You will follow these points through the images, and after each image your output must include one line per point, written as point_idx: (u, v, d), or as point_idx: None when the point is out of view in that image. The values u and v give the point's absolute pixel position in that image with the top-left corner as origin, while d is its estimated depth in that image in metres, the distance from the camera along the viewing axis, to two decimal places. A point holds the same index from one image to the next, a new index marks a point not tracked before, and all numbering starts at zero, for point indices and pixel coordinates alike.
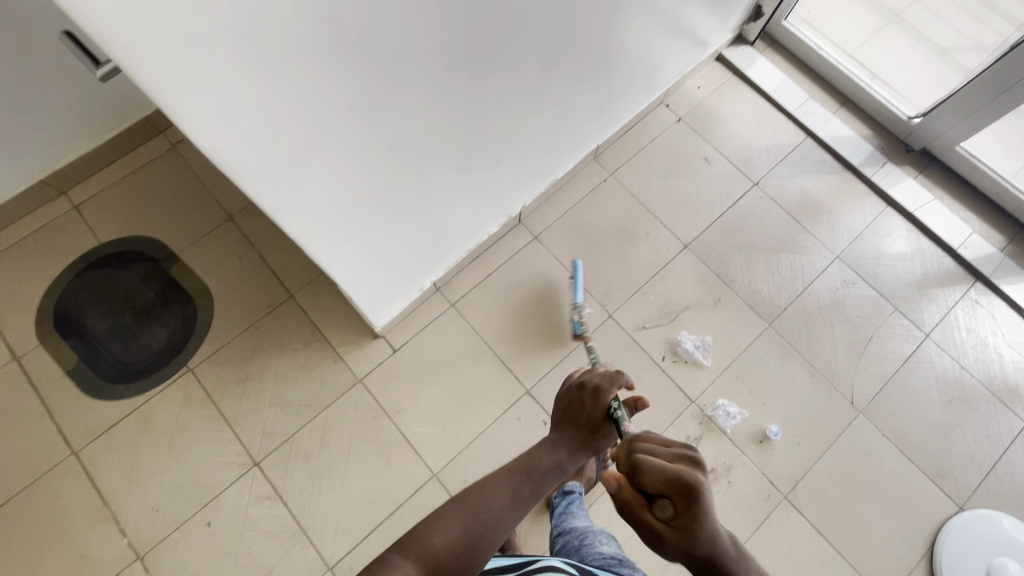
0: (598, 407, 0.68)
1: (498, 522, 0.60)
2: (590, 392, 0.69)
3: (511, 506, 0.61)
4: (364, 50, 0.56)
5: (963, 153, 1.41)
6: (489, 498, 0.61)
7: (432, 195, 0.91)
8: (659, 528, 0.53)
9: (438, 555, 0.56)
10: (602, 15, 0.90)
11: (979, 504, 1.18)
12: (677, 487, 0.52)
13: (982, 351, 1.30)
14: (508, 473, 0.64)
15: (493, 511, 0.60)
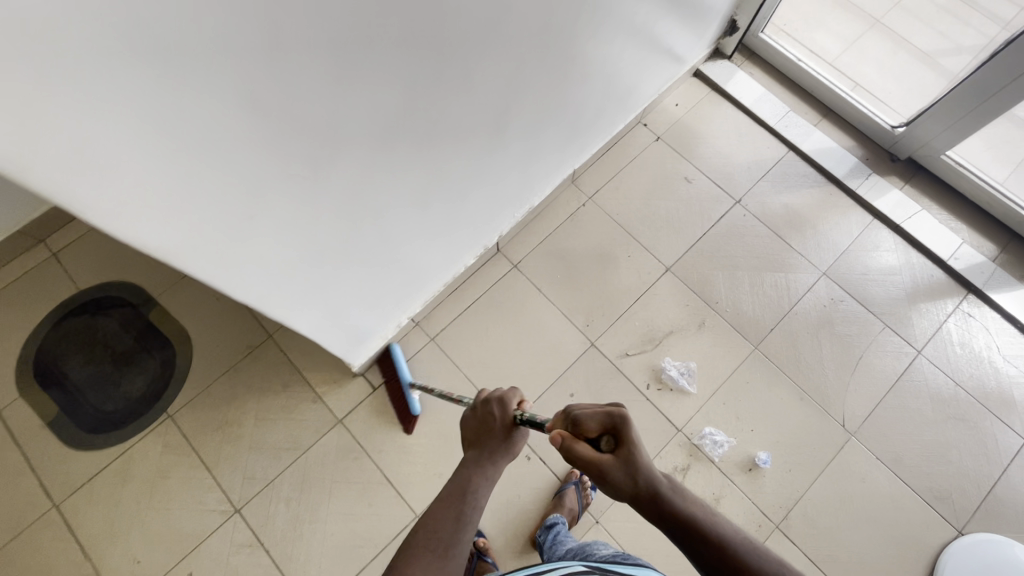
0: (504, 413, 0.69)
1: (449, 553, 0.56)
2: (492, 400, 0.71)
3: (454, 526, 0.58)
4: (291, 119, 0.55)
5: (949, 161, 1.38)
6: (433, 531, 0.58)
7: (393, 240, 0.90)
8: (606, 462, 0.57)
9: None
10: (564, 52, 0.89)
11: (979, 526, 1.15)
12: (610, 418, 0.59)
13: (977, 365, 1.26)
14: (449, 505, 0.60)
15: (440, 541, 0.57)
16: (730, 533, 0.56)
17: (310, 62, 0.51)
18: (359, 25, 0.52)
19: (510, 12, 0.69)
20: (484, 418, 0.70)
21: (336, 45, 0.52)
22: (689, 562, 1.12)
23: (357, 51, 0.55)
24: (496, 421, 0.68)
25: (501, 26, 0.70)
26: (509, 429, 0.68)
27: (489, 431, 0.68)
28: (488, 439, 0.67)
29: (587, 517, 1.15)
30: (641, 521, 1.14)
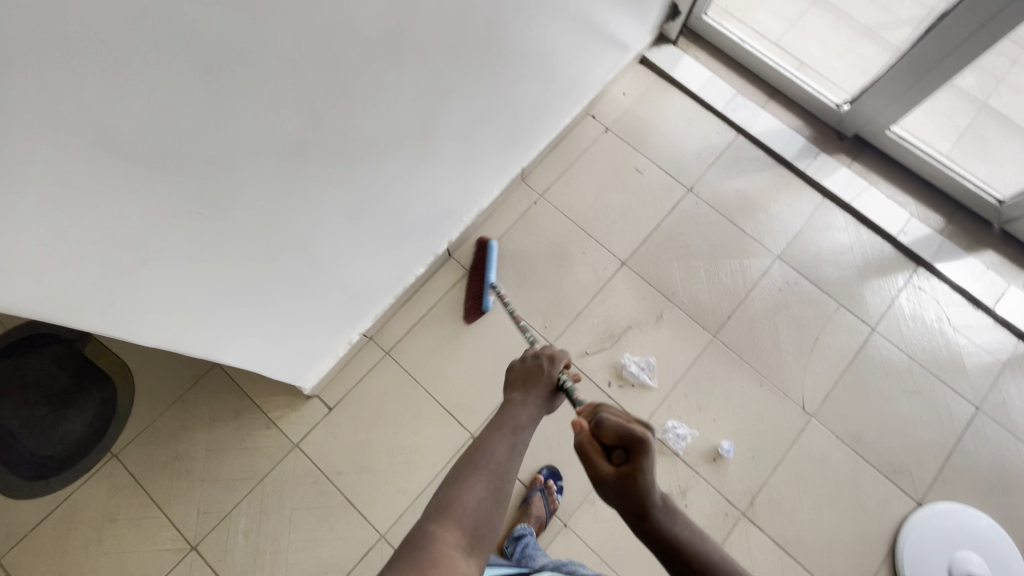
0: (552, 372, 0.75)
1: (508, 471, 0.61)
2: (546, 360, 0.76)
3: (513, 451, 0.63)
4: (173, 152, 0.50)
5: (894, 136, 1.40)
6: (492, 453, 0.62)
7: (326, 261, 0.86)
8: (608, 472, 0.60)
9: (473, 514, 0.55)
10: (489, 53, 0.85)
11: (937, 496, 1.17)
12: (628, 436, 0.59)
13: (929, 337, 1.28)
14: (503, 433, 0.65)
15: (499, 462, 0.61)
16: (715, 561, 0.58)
17: (180, 92, 0.46)
18: (234, 48, 0.48)
19: (416, 16, 0.65)
20: (531, 367, 0.75)
21: (211, 70, 0.48)
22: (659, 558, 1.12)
23: (238, 74, 0.50)
24: (543, 374, 0.74)
25: (410, 32, 0.66)
26: (552, 390, 0.74)
27: (534, 380, 0.74)
28: (532, 386, 0.73)
29: (556, 521, 1.14)
30: (610, 521, 1.14)
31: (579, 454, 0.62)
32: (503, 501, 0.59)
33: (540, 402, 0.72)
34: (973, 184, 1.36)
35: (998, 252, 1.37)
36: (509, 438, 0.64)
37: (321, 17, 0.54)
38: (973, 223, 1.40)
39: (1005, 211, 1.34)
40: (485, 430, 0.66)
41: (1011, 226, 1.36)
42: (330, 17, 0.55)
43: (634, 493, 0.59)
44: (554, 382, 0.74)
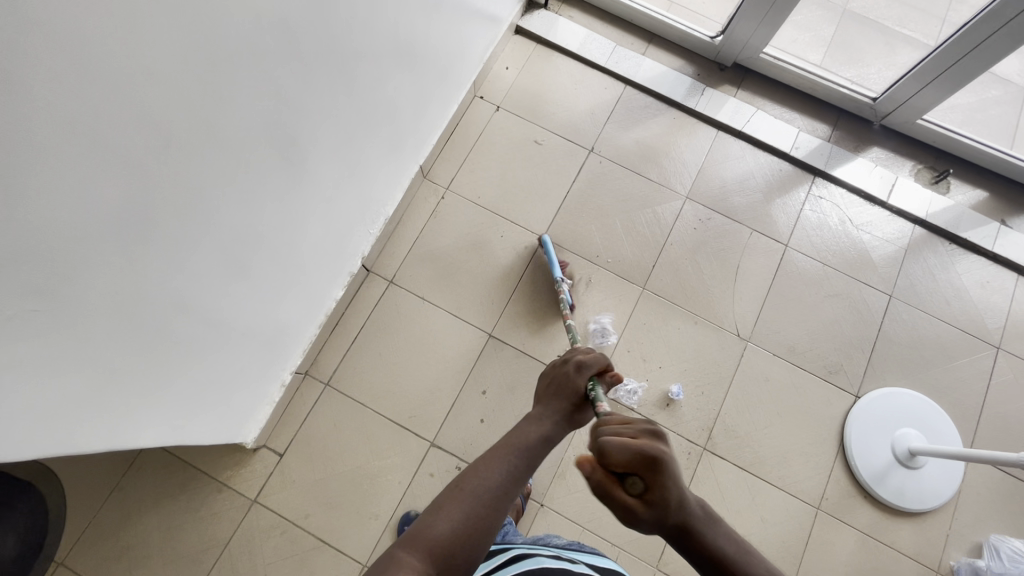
0: (580, 381, 0.68)
1: (498, 503, 0.55)
2: (572, 368, 0.70)
3: (510, 480, 0.57)
4: None
5: (768, 58, 1.44)
6: (483, 477, 0.56)
7: (219, 314, 0.80)
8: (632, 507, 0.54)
9: (448, 543, 0.51)
10: (334, 61, 0.80)
11: (872, 385, 1.25)
12: (637, 459, 0.53)
13: (838, 240, 1.35)
14: (503, 456, 0.59)
15: (492, 494, 0.55)
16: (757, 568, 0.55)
17: None
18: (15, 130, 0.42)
19: (229, 41, 0.60)
20: (562, 376, 0.70)
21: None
22: None
23: (32, 157, 0.44)
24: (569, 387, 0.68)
25: (228, 59, 0.61)
26: (580, 405, 0.68)
27: (563, 392, 0.68)
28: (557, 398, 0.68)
29: (532, 504, 1.15)
30: (582, 490, 1.16)
31: (595, 492, 0.56)
32: (487, 533, 0.53)
33: (557, 426, 0.65)
34: (847, 87, 1.43)
35: (882, 147, 1.45)
36: (509, 464, 0.58)
37: (111, 68, 0.48)
38: (855, 125, 1.47)
39: (879, 108, 1.41)
40: (491, 450, 0.60)
41: (888, 121, 1.44)
42: (122, 65, 0.49)
43: (661, 515, 0.55)
44: (582, 394, 0.68)
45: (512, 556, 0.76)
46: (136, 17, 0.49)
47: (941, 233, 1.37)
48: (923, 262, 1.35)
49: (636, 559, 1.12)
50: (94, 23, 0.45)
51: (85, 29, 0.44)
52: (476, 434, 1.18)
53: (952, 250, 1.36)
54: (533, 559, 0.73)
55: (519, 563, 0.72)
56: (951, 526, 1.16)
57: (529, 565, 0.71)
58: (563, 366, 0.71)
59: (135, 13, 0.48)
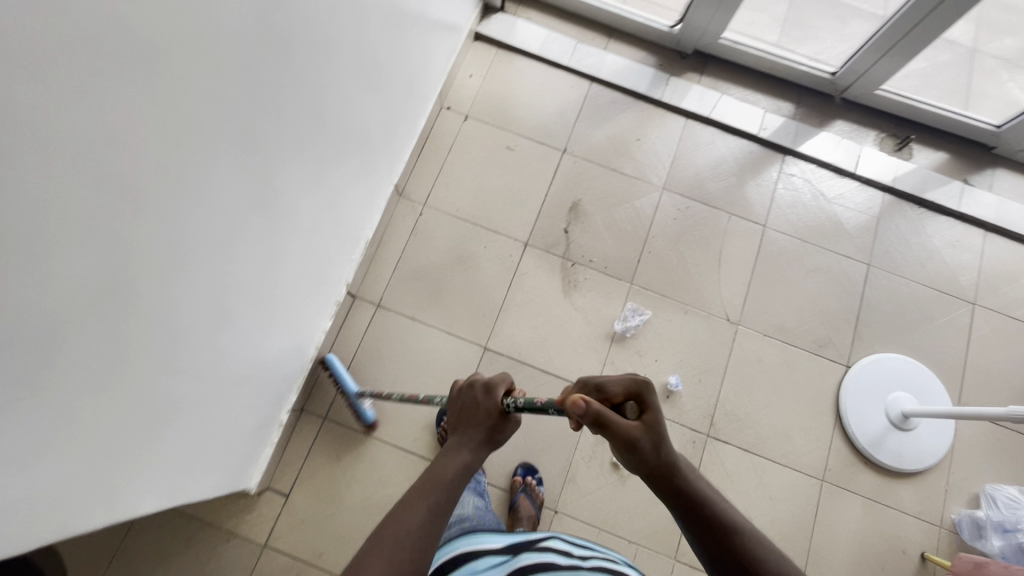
0: (495, 401, 0.71)
1: (426, 535, 0.55)
2: (482, 390, 0.72)
3: (433, 522, 0.56)
4: None
5: (728, 43, 1.45)
6: (404, 523, 0.54)
7: (208, 368, 0.78)
8: (634, 428, 0.60)
9: (411, 538, 0.53)
10: (300, 95, 0.78)
11: (861, 354, 1.28)
12: (635, 385, 0.63)
13: (813, 216, 1.38)
14: (454, 454, 0.65)
15: (447, 483, 0.61)
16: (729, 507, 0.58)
17: None
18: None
19: (191, 93, 0.57)
20: (471, 399, 0.72)
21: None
22: (648, 505, 1.17)
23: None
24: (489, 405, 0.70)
25: (196, 109, 0.59)
26: (500, 418, 0.70)
27: (481, 414, 0.70)
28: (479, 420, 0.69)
29: (546, 512, 1.15)
30: (594, 492, 1.17)
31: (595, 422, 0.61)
32: None
33: (477, 454, 0.66)
34: (807, 65, 1.46)
35: (845, 120, 1.48)
36: (428, 504, 0.57)
37: (77, 140, 0.46)
38: (818, 100, 1.50)
39: (839, 82, 1.44)
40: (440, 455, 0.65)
41: (848, 94, 1.47)
42: (88, 131, 0.46)
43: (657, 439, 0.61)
44: (503, 410, 0.70)
45: (519, 546, 0.76)
46: (95, 80, 0.46)
47: (909, 198, 1.41)
48: (896, 228, 1.39)
49: (654, 553, 1.14)
50: (54, 97, 0.42)
51: (44, 101, 0.41)
52: None
53: (921, 213, 1.41)
54: (542, 553, 0.73)
55: (526, 558, 0.71)
56: (949, 481, 1.21)
57: (535, 559, 0.71)
58: (472, 388, 0.72)
59: (94, 76, 0.45)
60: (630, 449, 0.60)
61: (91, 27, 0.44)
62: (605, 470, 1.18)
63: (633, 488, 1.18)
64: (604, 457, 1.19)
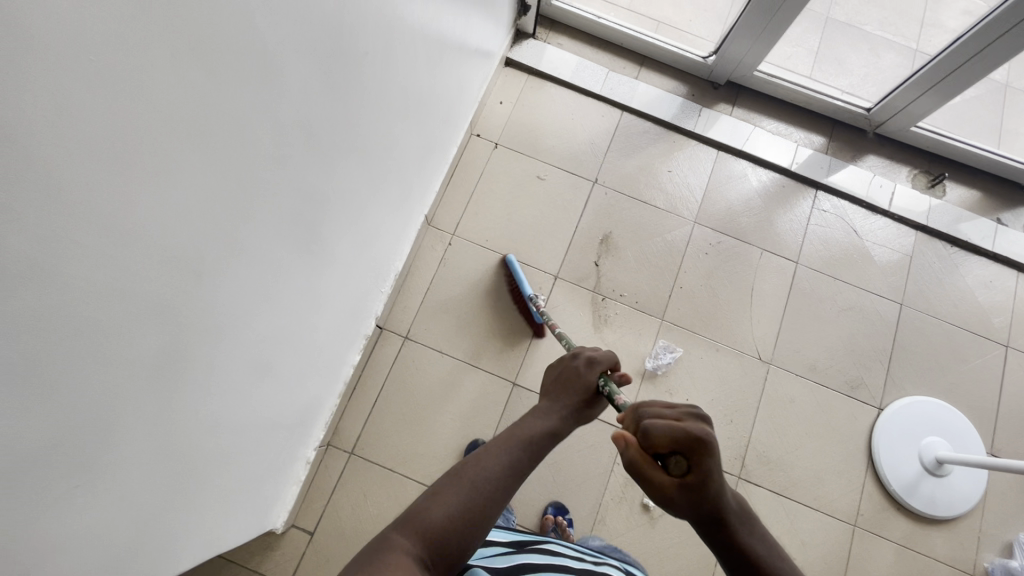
0: (591, 376, 0.69)
1: (504, 483, 0.55)
2: (584, 363, 0.71)
3: (511, 473, 0.57)
4: (30, 448, 0.40)
5: (762, 75, 1.44)
6: (485, 466, 0.56)
7: (249, 419, 0.76)
8: (669, 485, 0.52)
9: (490, 480, 0.55)
10: (350, 140, 0.76)
11: (893, 397, 1.27)
12: (685, 439, 0.51)
13: (846, 251, 1.37)
14: (538, 418, 0.64)
15: (531, 439, 0.61)
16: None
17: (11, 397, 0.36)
18: (22, 325, 0.36)
19: (254, 155, 0.55)
20: (568, 369, 0.71)
21: (10, 366, 0.36)
22: (679, 549, 1.14)
23: (45, 344, 0.38)
24: (579, 381, 0.69)
25: (257, 171, 0.57)
26: (591, 396, 0.69)
27: (571, 386, 0.69)
28: (567, 391, 0.69)
29: None
30: (624, 534, 1.15)
31: (629, 466, 0.55)
32: (484, 523, 0.52)
33: (563, 421, 0.65)
34: (841, 99, 1.45)
35: (877, 155, 1.47)
36: (508, 457, 0.58)
37: (144, 220, 0.43)
38: (850, 134, 1.49)
39: (874, 117, 1.43)
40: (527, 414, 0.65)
41: (882, 129, 1.46)
42: (156, 209, 0.44)
43: (701, 498, 0.52)
44: (595, 390, 0.69)
45: (525, 542, 0.75)
46: (162, 160, 0.43)
47: (943, 236, 1.40)
48: (929, 267, 1.37)
49: None
50: (123, 180, 0.40)
51: (109, 189, 0.39)
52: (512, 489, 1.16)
53: (954, 252, 1.39)
54: (556, 555, 0.72)
55: (538, 555, 0.70)
56: (982, 529, 1.19)
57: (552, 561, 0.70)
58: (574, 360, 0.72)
59: (161, 158, 0.43)
60: (663, 501, 0.54)
61: (164, 104, 0.42)
62: (635, 511, 1.16)
63: (664, 531, 1.16)
64: (633, 498, 1.17)
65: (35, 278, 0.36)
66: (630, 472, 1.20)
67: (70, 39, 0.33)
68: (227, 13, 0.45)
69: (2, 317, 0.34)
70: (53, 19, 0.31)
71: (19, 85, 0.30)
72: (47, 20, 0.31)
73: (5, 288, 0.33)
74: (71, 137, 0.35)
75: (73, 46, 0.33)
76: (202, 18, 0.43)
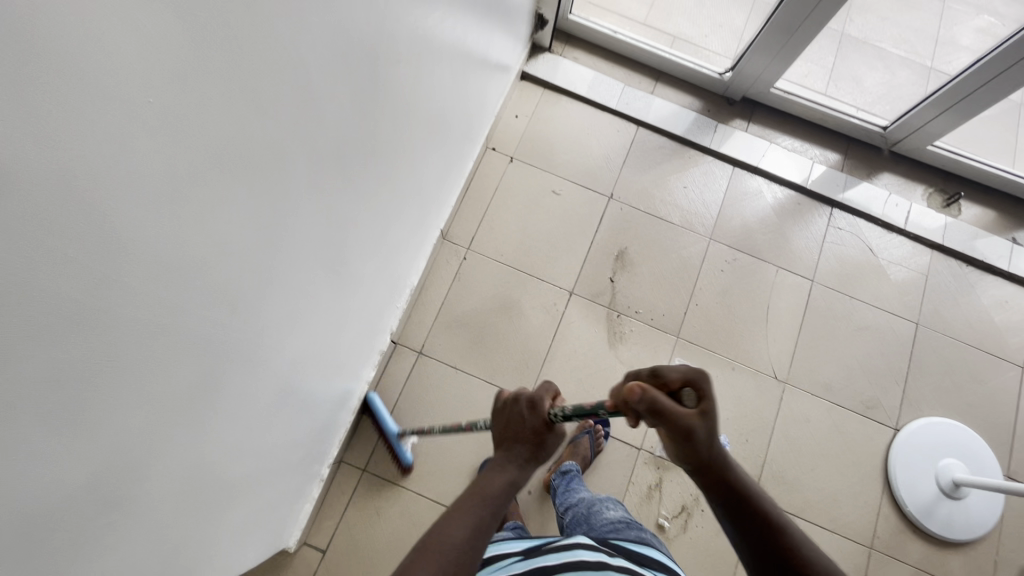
0: (540, 415, 0.61)
1: (472, 547, 0.51)
2: (527, 406, 0.62)
3: (479, 535, 0.52)
4: (75, 490, 0.39)
5: (779, 93, 1.44)
6: (450, 533, 0.51)
7: (271, 441, 0.75)
8: (693, 419, 0.52)
9: (459, 551, 0.50)
10: (375, 162, 0.76)
11: (910, 417, 1.26)
12: (695, 370, 0.53)
13: (861, 270, 1.36)
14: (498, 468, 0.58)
15: (495, 495, 0.56)
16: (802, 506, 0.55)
17: (62, 442, 0.36)
18: (75, 368, 0.35)
19: (288, 185, 0.55)
20: (512, 416, 0.63)
21: (62, 411, 0.35)
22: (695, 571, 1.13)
23: (94, 381, 0.38)
24: (530, 423, 0.61)
25: (292, 198, 0.57)
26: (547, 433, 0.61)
27: (520, 432, 0.61)
28: (520, 439, 0.60)
29: None
30: None
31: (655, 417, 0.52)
32: None
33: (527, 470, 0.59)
34: (857, 117, 1.45)
35: (892, 173, 1.47)
36: (476, 517, 0.53)
37: (193, 255, 0.44)
38: (865, 152, 1.48)
39: (890, 136, 1.43)
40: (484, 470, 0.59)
41: (898, 147, 1.46)
42: (201, 246, 0.44)
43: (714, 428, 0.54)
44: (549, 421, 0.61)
45: (541, 545, 0.71)
46: (212, 196, 0.43)
47: (959, 256, 1.39)
48: (945, 286, 1.37)
49: None
50: (176, 219, 0.40)
51: (164, 229, 0.39)
52: (525, 505, 1.16)
53: (970, 271, 1.39)
54: (571, 549, 0.66)
55: (553, 554, 0.66)
56: (999, 552, 1.18)
57: (566, 556, 0.65)
58: (517, 403, 0.63)
59: (209, 195, 0.43)
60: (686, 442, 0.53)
61: (215, 143, 0.42)
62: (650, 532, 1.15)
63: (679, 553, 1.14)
64: (649, 517, 1.16)
65: (92, 323, 0.35)
66: (645, 491, 1.19)
67: (135, 83, 0.32)
68: (275, 48, 0.45)
69: (57, 364, 0.34)
70: (123, 67, 0.31)
71: (89, 136, 0.30)
72: (117, 68, 0.31)
73: (61, 334, 0.33)
74: (138, 179, 0.35)
75: (139, 93, 0.33)
76: (252, 54, 0.43)
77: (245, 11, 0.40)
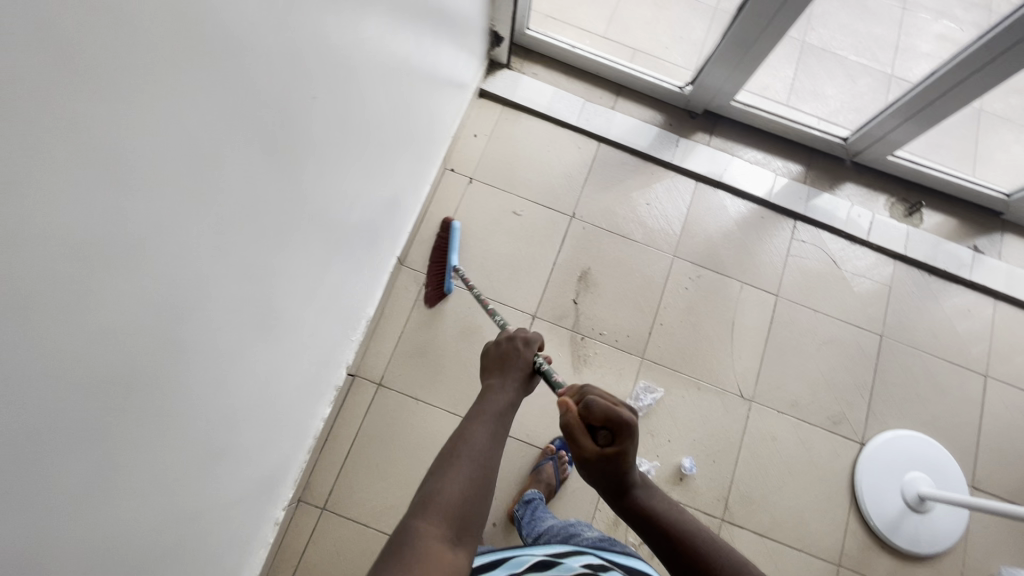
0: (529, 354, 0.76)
1: (492, 443, 0.61)
2: (522, 342, 0.78)
3: (496, 440, 0.62)
4: None
5: (739, 106, 1.43)
6: (474, 440, 0.60)
7: (209, 498, 0.72)
8: (593, 452, 0.60)
9: (484, 451, 0.59)
10: (304, 206, 0.73)
11: (875, 431, 1.26)
12: (619, 420, 0.58)
13: (826, 283, 1.36)
14: (500, 397, 0.69)
15: (498, 413, 0.66)
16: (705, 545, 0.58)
17: None
18: None
19: (196, 249, 0.52)
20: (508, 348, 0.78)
21: None
22: None
23: None
24: (519, 359, 0.76)
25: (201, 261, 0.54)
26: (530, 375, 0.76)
27: (511, 364, 0.76)
28: (511, 368, 0.75)
29: None
30: None
31: (565, 433, 0.62)
32: (487, 489, 0.57)
33: (518, 392, 0.72)
34: (818, 128, 1.44)
35: (854, 183, 1.47)
36: (491, 427, 0.63)
37: (75, 345, 0.41)
38: (828, 163, 1.48)
39: (852, 146, 1.43)
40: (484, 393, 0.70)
41: (859, 157, 1.45)
42: (85, 335, 0.41)
43: (617, 468, 0.60)
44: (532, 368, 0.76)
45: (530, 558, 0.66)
46: (92, 283, 0.40)
47: (921, 265, 1.39)
48: (908, 296, 1.37)
49: None
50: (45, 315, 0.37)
51: (28, 329, 0.36)
52: (490, 536, 1.14)
53: (933, 281, 1.39)
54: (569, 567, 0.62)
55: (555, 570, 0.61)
56: (964, 565, 1.18)
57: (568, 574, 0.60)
58: (512, 341, 0.78)
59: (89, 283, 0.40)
60: (585, 464, 0.62)
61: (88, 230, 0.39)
62: None
63: None
64: None
65: None
66: (612, 517, 1.17)
67: None
68: (161, 117, 0.42)
69: None
70: None
71: None
72: None
73: None
74: None
75: None
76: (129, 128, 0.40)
77: (114, 86, 0.37)
